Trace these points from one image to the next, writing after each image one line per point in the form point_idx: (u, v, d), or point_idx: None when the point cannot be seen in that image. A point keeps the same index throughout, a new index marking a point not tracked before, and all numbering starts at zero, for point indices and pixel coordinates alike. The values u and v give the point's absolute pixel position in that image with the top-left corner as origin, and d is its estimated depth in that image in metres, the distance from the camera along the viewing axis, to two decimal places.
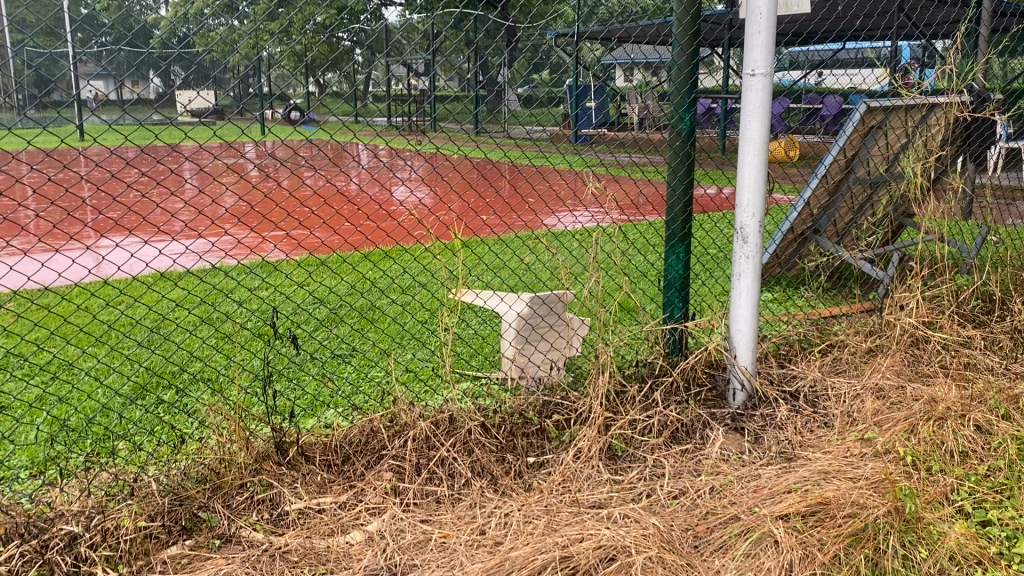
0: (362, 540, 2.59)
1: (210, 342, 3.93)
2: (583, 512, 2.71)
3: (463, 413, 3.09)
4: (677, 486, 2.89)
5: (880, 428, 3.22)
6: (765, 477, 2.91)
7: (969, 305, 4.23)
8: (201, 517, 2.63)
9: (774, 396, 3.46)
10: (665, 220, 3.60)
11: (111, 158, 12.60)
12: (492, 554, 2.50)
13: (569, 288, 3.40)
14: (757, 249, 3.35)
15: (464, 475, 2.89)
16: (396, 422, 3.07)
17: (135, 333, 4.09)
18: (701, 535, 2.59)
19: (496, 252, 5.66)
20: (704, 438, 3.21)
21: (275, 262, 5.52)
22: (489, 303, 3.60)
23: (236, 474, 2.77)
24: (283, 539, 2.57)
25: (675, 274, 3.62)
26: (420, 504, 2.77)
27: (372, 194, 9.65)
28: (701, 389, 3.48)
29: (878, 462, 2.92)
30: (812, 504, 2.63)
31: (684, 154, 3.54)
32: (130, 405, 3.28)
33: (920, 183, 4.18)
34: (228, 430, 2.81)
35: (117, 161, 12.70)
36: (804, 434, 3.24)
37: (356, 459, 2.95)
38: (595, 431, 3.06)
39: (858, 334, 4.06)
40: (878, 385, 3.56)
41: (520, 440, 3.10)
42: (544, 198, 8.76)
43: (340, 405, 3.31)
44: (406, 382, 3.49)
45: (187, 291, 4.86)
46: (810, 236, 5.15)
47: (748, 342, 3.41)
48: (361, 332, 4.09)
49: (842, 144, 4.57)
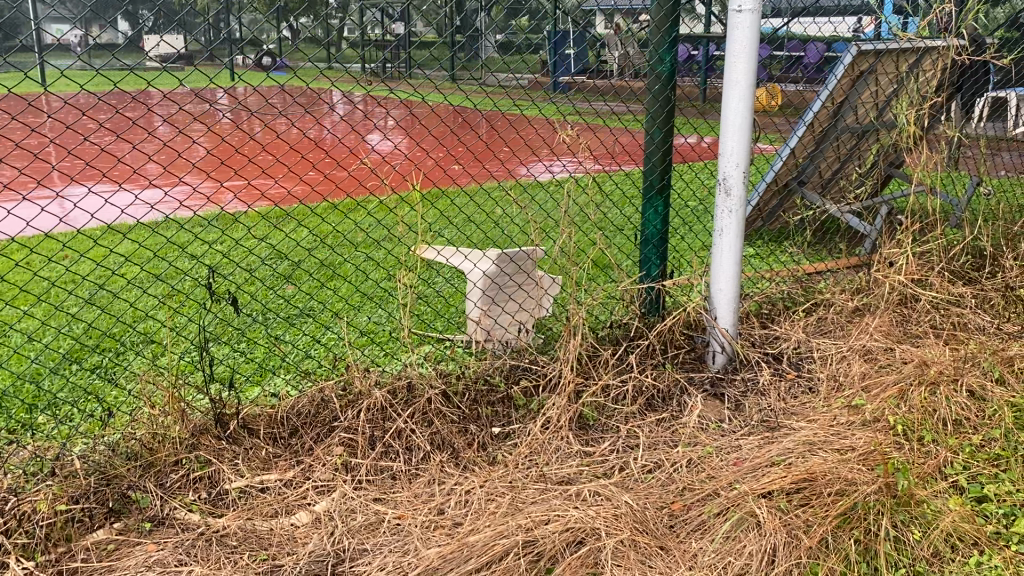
0: (309, 522, 2.38)
1: (157, 302, 3.66)
2: (551, 490, 2.50)
3: (422, 380, 2.85)
4: (652, 459, 2.68)
5: (868, 393, 3.03)
6: (746, 449, 2.71)
7: (961, 261, 4.03)
8: (130, 497, 2.39)
9: (757, 359, 3.25)
10: (643, 170, 3.35)
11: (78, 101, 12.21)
12: (450, 537, 2.29)
13: (540, 246, 3.15)
14: (740, 202, 3.11)
15: (422, 448, 2.66)
16: (349, 391, 2.82)
17: (76, 290, 3.79)
18: (677, 513, 2.40)
19: (466, 203, 5.39)
20: (682, 405, 3.00)
21: (232, 213, 5.20)
22: (451, 259, 3.36)
23: (170, 450, 2.52)
24: (222, 521, 2.35)
25: (653, 229, 3.39)
26: (374, 481, 2.55)
27: (342, 139, 9.29)
28: (678, 351, 3.26)
29: (866, 433, 2.73)
30: (797, 481, 2.43)
31: (665, 98, 3.25)
32: (63, 371, 3.00)
33: (912, 132, 3.95)
34: (161, 401, 2.57)
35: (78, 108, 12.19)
36: (787, 401, 3.04)
37: (305, 432, 2.70)
38: (564, 399, 2.84)
39: (844, 292, 3.85)
40: (866, 347, 3.36)
41: (485, 409, 2.87)
42: (520, 147, 8.47)
43: (290, 371, 3.05)
44: (362, 347, 3.24)
45: (139, 244, 4.57)
46: (794, 188, 4.91)
47: (730, 302, 3.19)
48: (319, 290, 3.85)
49: (831, 90, 4.30)
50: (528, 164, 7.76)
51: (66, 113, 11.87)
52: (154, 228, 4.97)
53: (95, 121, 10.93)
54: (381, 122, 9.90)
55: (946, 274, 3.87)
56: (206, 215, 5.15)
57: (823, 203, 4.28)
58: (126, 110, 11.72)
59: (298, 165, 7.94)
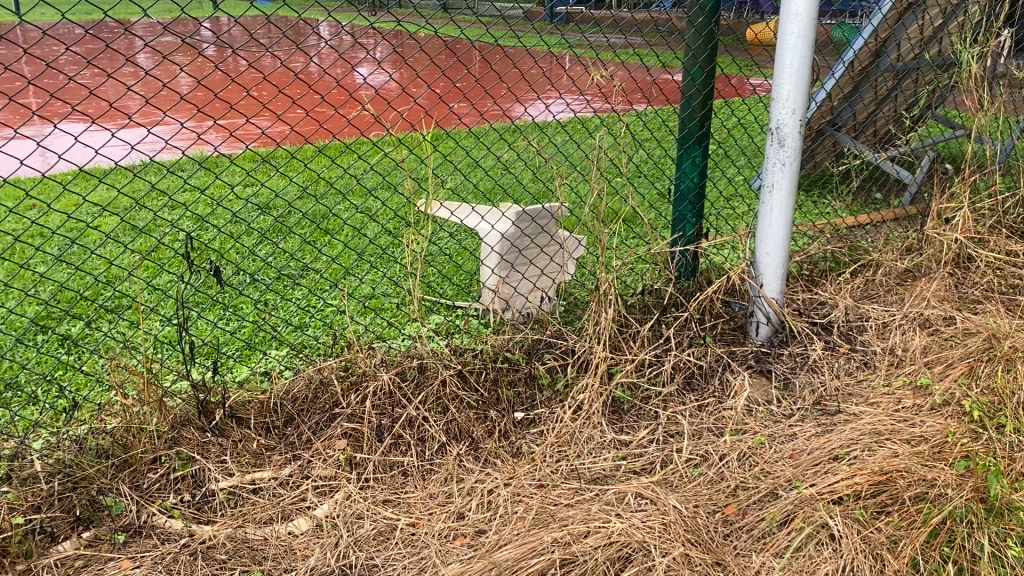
0: (309, 530, 2.05)
1: (135, 262, 3.37)
2: (586, 490, 2.18)
3: (435, 359, 2.50)
4: (698, 451, 2.36)
5: (932, 370, 2.70)
6: (803, 439, 2.40)
7: (1018, 214, 3.66)
8: (101, 503, 2.06)
9: (806, 332, 2.91)
10: (680, 116, 2.96)
11: (55, 45, 11.58)
12: (473, 551, 1.98)
13: (564, 204, 2.80)
14: (795, 155, 2.73)
15: (437, 440, 2.33)
16: (352, 372, 2.48)
17: (46, 245, 3.53)
18: (731, 519, 2.08)
19: (469, 148, 5.00)
20: (726, 385, 2.67)
21: (215, 160, 4.79)
22: (463, 218, 2.99)
23: (147, 445, 2.18)
24: (209, 530, 2.02)
25: (689, 183, 3.03)
26: (382, 480, 2.22)
27: (332, 76, 8.82)
28: (718, 321, 2.92)
29: (937, 421, 2.41)
30: (872, 484, 2.11)
31: (709, 34, 2.80)
32: (24, 351, 2.65)
33: (970, 72, 3.54)
34: (135, 389, 2.22)
35: (55, 52, 11.56)
36: (842, 379, 2.71)
37: (303, 419, 2.37)
38: (595, 382, 2.51)
39: (893, 252, 3.50)
40: (924, 316, 3.03)
41: (506, 392, 2.53)
42: (522, 83, 8.04)
43: (286, 344, 2.71)
44: (366, 316, 2.90)
45: (118, 196, 4.29)
46: (827, 132, 4.53)
47: (778, 267, 2.85)
48: (314, 248, 3.52)
49: (878, 24, 3.86)
50: (528, 103, 7.34)
51: (45, 55, 11.37)
52: (136, 177, 4.64)
53: (77, 62, 10.47)
54: (373, 57, 9.40)
55: (1005, 229, 3.51)
56: (191, 160, 4.80)
57: (870, 152, 3.92)
58: (106, 54, 11.12)
59: (284, 103, 7.54)
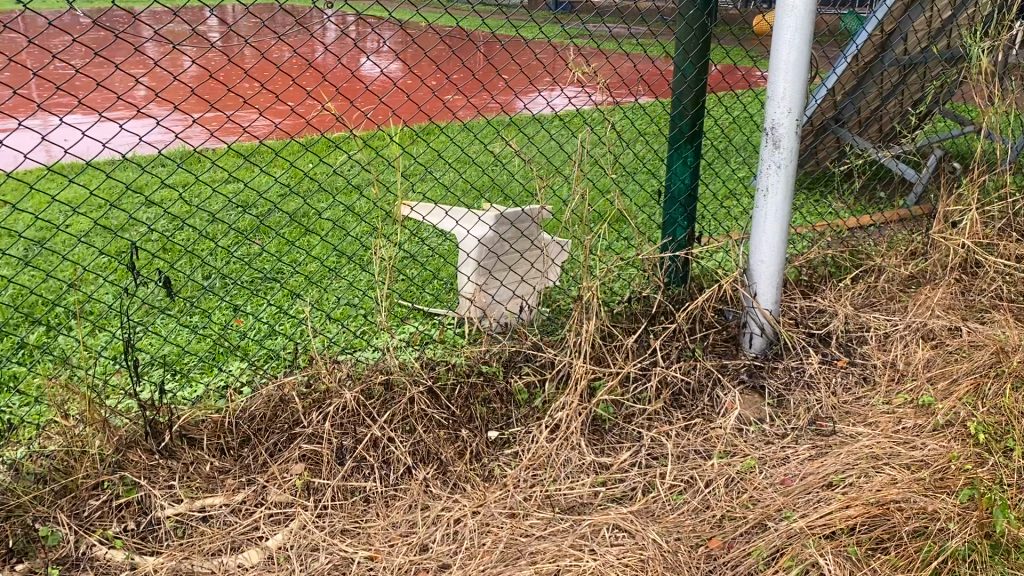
0: (260, 563, 1.90)
1: (103, 265, 3.25)
2: (559, 521, 2.03)
3: (403, 375, 2.35)
4: (682, 476, 2.20)
5: (936, 386, 2.53)
6: (795, 463, 2.23)
7: None
8: (37, 534, 1.92)
9: (803, 345, 2.75)
10: (670, 114, 2.77)
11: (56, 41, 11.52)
12: None
13: (545, 207, 2.64)
14: (791, 157, 2.56)
15: (403, 462, 2.18)
16: (315, 389, 2.33)
17: (14, 247, 3.41)
18: (715, 553, 1.92)
19: (460, 144, 4.85)
20: (715, 401, 2.51)
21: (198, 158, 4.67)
22: (441, 222, 2.84)
23: (89, 470, 2.04)
24: (152, 562, 1.87)
25: (680, 184, 2.85)
26: (342, 507, 2.07)
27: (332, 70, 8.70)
28: (710, 332, 2.75)
29: (940, 444, 2.25)
30: (869, 516, 1.94)
31: (701, 26, 2.63)
32: None
33: (978, 67, 3.35)
34: (77, 409, 2.08)
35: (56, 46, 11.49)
36: (841, 396, 2.55)
37: (260, 440, 2.22)
38: (575, 399, 2.35)
39: (897, 257, 3.33)
40: (928, 326, 2.85)
41: (480, 409, 2.38)
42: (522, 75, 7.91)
43: (250, 356, 2.57)
44: (338, 325, 2.76)
45: (93, 197, 4.18)
46: (830, 128, 4.34)
47: (772, 276, 2.68)
48: (292, 251, 3.37)
49: (883, 16, 3.67)
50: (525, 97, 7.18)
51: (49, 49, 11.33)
52: (116, 174, 4.54)
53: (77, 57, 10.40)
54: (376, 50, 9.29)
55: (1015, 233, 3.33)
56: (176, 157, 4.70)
57: (872, 150, 3.69)
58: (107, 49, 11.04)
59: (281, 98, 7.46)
